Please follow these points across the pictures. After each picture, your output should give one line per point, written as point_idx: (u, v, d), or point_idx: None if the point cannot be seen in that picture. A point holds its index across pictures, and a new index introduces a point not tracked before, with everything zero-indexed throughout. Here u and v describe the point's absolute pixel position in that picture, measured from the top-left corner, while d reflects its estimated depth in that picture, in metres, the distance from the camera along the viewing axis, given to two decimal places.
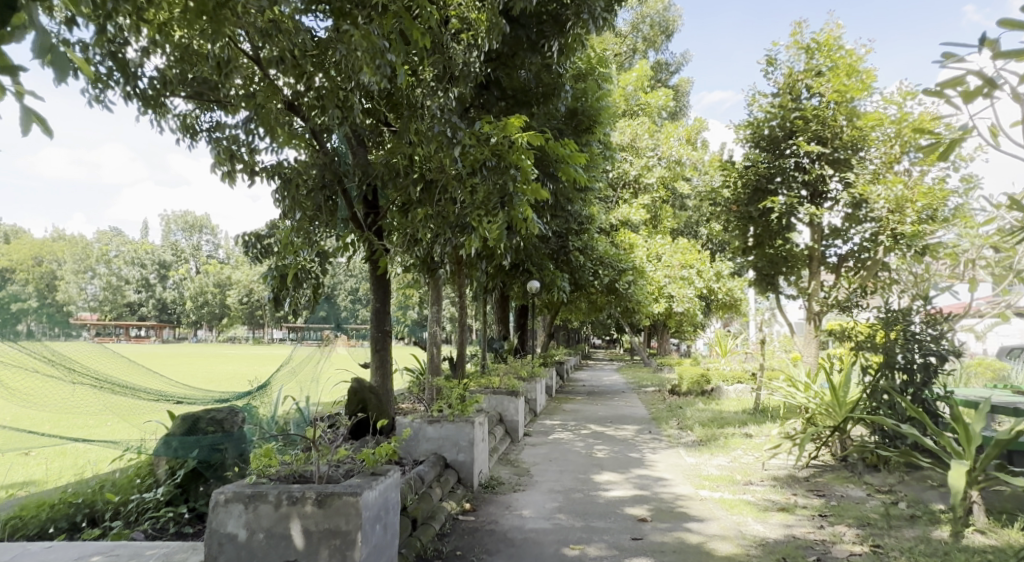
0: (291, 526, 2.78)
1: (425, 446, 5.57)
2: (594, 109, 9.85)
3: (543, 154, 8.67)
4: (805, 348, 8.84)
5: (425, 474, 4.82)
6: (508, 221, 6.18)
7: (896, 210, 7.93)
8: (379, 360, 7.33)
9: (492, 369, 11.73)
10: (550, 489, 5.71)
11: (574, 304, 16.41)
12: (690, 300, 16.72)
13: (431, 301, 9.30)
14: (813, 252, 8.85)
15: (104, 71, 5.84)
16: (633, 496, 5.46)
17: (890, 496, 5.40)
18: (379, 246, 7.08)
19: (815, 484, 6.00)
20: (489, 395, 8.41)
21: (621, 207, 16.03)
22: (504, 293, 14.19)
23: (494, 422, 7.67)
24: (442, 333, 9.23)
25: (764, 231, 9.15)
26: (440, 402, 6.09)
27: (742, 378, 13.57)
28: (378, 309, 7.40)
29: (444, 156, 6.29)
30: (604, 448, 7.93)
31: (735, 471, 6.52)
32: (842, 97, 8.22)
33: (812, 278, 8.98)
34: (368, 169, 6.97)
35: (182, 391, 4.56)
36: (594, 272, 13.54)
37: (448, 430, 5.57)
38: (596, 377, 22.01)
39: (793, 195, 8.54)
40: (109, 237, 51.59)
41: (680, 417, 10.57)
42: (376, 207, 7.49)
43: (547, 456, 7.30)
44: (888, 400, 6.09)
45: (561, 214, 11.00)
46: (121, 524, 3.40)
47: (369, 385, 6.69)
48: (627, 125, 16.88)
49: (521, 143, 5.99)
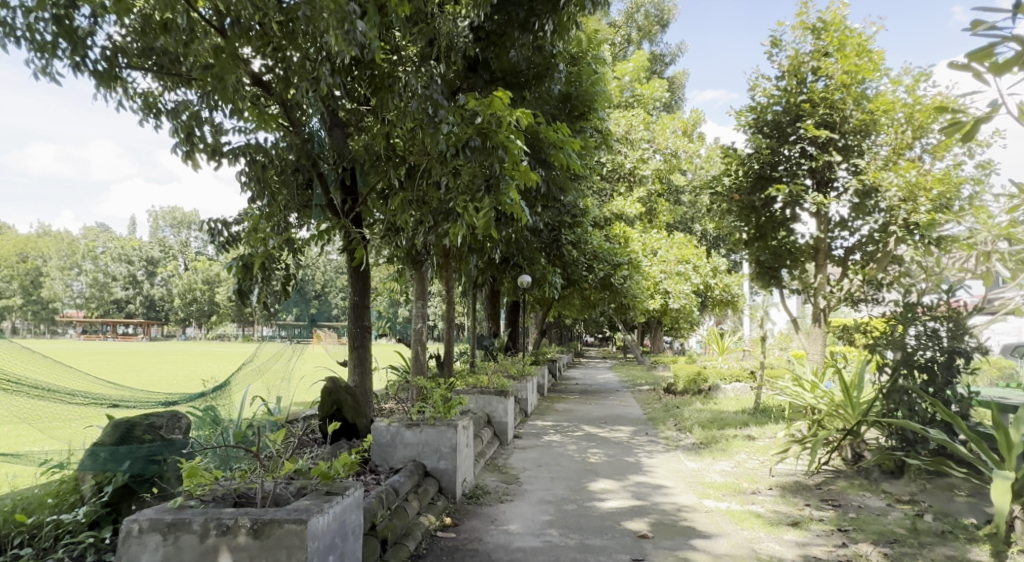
0: (218, 560, 2.36)
1: (403, 452, 5.05)
2: (588, 94, 9.36)
3: (535, 139, 8.18)
4: (811, 345, 8.36)
5: (400, 486, 4.31)
6: (494, 206, 5.60)
7: (909, 198, 7.49)
8: (357, 358, 6.81)
9: (481, 367, 11.21)
10: (540, 499, 5.21)
11: (567, 300, 15.90)
12: (687, 296, 16.24)
13: (416, 296, 8.75)
14: (820, 244, 8.36)
15: (50, 39, 5.19)
16: (632, 507, 4.99)
17: (912, 507, 4.94)
18: (356, 235, 6.55)
19: (828, 492, 5.53)
20: (476, 394, 7.92)
21: (615, 200, 15.55)
22: (495, 288, 13.73)
23: (481, 424, 7.20)
24: (428, 328, 8.71)
25: (768, 221, 8.65)
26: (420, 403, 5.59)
27: (741, 376, 13.09)
28: (356, 303, 6.89)
29: (425, 135, 5.79)
30: (598, 451, 7.43)
31: (740, 477, 6.04)
32: (851, 79, 7.76)
33: (818, 272, 8.49)
34: (343, 151, 6.62)
35: (115, 394, 3.92)
36: (588, 266, 13.09)
37: (429, 435, 5.05)
38: (590, 375, 21.52)
39: (800, 182, 8.06)
40: (95, 233, 50.80)
41: (678, 418, 10.09)
42: (354, 192, 6.94)
43: (538, 461, 6.81)
44: (908, 400, 5.62)
45: (553, 205, 10.50)
46: (32, 552, 2.89)
47: (344, 385, 6.07)
48: (622, 116, 16.38)
49: (511, 120, 5.41)
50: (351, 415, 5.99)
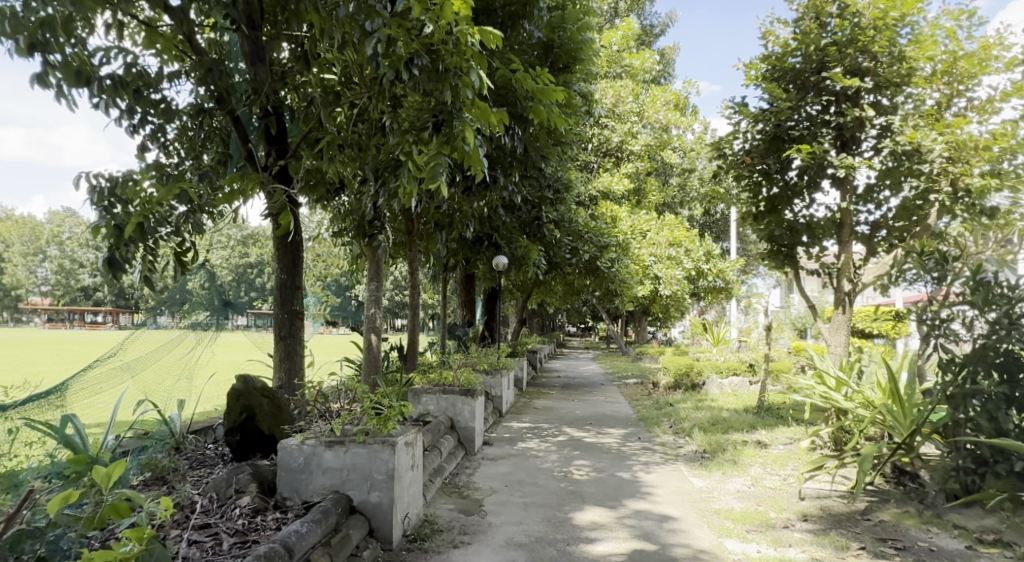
0: None
1: (322, 481, 3.70)
2: (574, 43, 7.97)
3: (510, 86, 6.83)
4: (831, 335, 7.10)
5: (300, 541, 3.00)
6: (447, 152, 4.23)
7: (958, 160, 6.07)
8: (284, 350, 5.45)
9: (451, 359, 9.85)
10: (510, 539, 3.94)
11: (548, 285, 14.51)
12: (678, 282, 15.01)
13: (370, 277, 7.38)
14: (844, 217, 7.05)
15: None
16: (631, 553, 3.75)
17: (1002, 553, 3.73)
18: (279, 195, 5.16)
19: (880, 523, 4.30)
20: (437, 394, 6.60)
21: (602, 176, 14.22)
22: (468, 271, 12.42)
23: (440, 432, 5.86)
24: (383, 313, 7.34)
25: (784, 190, 7.35)
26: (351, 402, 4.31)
27: (738, 369, 11.88)
28: (283, 283, 5.51)
29: (359, 53, 4.36)
30: (584, 463, 6.14)
31: (765, 504, 4.75)
32: (887, 17, 6.33)
33: (841, 250, 7.13)
34: (264, 86, 5.12)
35: None
36: (572, 248, 11.84)
37: (356, 457, 3.72)
38: (573, 367, 20.25)
39: (824, 142, 6.70)
40: (56, 217, 48.41)
41: (674, 419, 8.81)
42: (281, 141, 5.50)
43: (508, 478, 5.50)
44: (983, 409, 4.38)
45: (531, 173, 9.15)
46: None
47: (258, 386, 4.71)
48: (610, 86, 14.97)
49: (469, 40, 4.00)
50: (268, 425, 4.62)
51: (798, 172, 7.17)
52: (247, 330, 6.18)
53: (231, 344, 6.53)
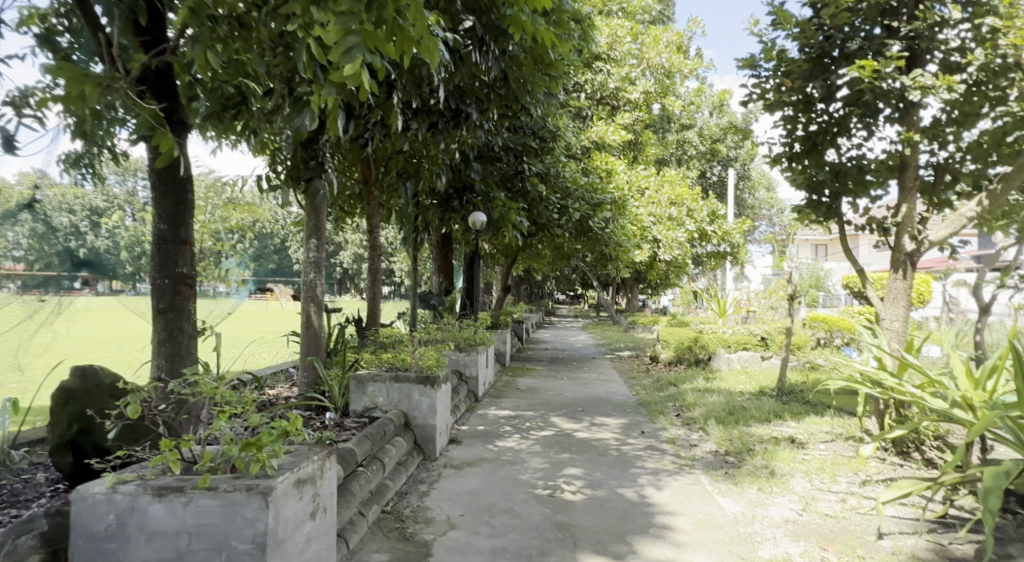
0: None
1: (146, 553, 2.25)
2: None
3: None
4: (886, 306, 5.67)
5: None
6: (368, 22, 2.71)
7: None
8: (165, 327, 3.93)
9: (420, 331, 8.34)
10: None
11: (534, 249, 12.95)
12: (679, 245, 13.60)
13: (308, 234, 5.84)
14: (908, 156, 5.56)
15: None
16: None
17: None
18: (143, 108, 3.55)
19: None
20: (387, 380, 5.13)
21: (595, 126, 12.57)
22: (443, 231, 10.86)
23: (384, 436, 4.40)
24: (325, 279, 5.84)
25: (827, 123, 5.91)
26: (222, 409, 2.83)
27: (748, 342, 10.41)
28: (162, 236, 3.94)
29: None
30: (574, 472, 4.77)
31: (834, 548, 3.37)
32: None
33: (903, 201, 5.64)
34: None
35: None
36: (560, 206, 10.31)
37: (204, 512, 2.25)
38: (561, 337, 18.77)
39: (891, 56, 5.16)
40: None
41: (681, 405, 7.40)
42: (157, 36, 3.86)
43: (476, 500, 4.12)
44: None
45: (512, 111, 7.54)
46: None
47: (104, 384, 3.24)
48: (607, 23, 13.20)
49: None
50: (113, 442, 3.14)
51: (846, 103, 5.71)
52: (120, 294, 4.63)
53: (101, 313, 4.95)
